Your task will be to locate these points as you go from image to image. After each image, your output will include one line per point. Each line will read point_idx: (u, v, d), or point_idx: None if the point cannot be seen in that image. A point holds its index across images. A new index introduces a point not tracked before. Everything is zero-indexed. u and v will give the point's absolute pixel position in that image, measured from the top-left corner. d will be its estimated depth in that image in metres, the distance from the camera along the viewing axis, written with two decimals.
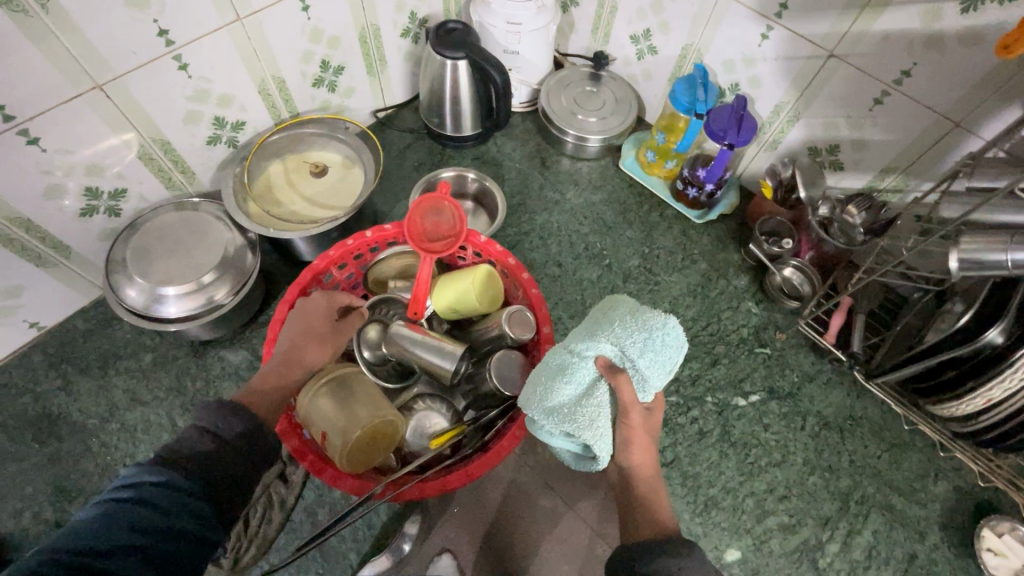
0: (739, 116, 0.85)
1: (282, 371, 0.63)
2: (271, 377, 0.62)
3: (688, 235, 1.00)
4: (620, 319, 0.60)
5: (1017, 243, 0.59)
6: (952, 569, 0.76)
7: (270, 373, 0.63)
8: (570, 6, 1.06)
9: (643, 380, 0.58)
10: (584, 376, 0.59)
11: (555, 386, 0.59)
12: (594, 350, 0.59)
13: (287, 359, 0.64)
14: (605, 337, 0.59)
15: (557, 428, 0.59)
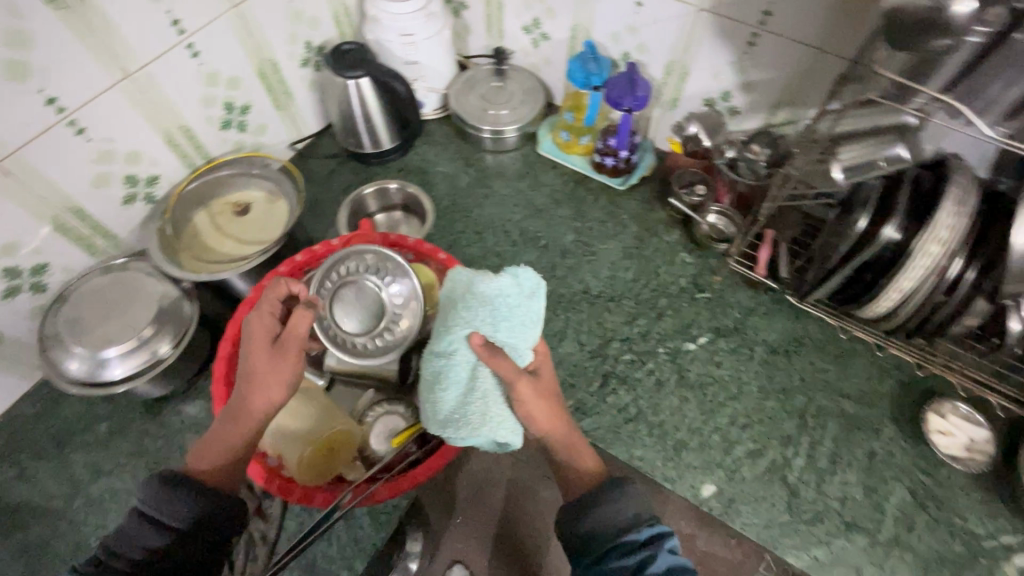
0: (631, 79, 0.90)
1: (231, 430, 0.62)
2: (221, 444, 0.61)
3: (615, 203, 1.05)
4: (464, 303, 0.63)
5: (887, 144, 0.64)
6: (911, 458, 0.81)
7: (222, 436, 0.61)
8: (461, 10, 1.10)
9: (511, 349, 0.62)
10: (461, 373, 0.62)
11: (440, 393, 0.63)
12: (457, 343, 0.62)
13: (236, 418, 0.62)
14: (459, 326, 0.62)
15: (458, 430, 0.63)
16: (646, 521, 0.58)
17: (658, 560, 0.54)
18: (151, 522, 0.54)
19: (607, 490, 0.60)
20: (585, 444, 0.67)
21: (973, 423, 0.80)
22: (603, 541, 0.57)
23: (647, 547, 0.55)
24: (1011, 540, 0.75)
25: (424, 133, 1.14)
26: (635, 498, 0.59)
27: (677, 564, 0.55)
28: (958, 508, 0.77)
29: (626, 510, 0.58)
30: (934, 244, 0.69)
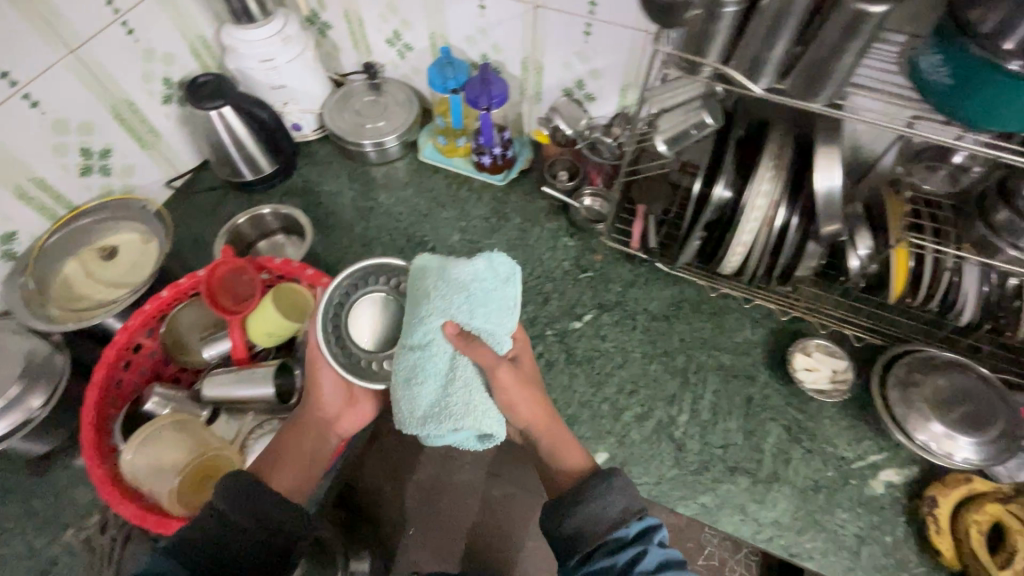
0: (485, 80, 0.95)
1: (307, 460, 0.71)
2: (304, 466, 0.70)
3: (497, 199, 1.09)
4: (433, 291, 0.63)
5: (696, 111, 0.69)
6: (784, 397, 0.86)
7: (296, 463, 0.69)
8: (326, 31, 1.13)
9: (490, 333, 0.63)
10: (441, 363, 0.62)
11: (417, 387, 0.62)
12: (433, 330, 0.62)
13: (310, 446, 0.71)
14: (432, 313, 0.62)
15: (440, 426, 0.62)
16: (635, 514, 0.61)
17: (649, 555, 0.58)
18: (235, 512, 0.59)
19: (594, 488, 0.63)
20: (566, 433, 0.72)
21: (833, 356, 0.87)
22: (592, 539, 0.60)
23: (637, 542, 0.59)
24: (877, 458, 0.81)
25: (306, 154, 1.15)
26: (623, 491, 0.63)
27: (669, 554, 0.59)
28: (828, 436, 0.83)
29: (611, 508, 0.62)
30: (760, 196, 0.75)
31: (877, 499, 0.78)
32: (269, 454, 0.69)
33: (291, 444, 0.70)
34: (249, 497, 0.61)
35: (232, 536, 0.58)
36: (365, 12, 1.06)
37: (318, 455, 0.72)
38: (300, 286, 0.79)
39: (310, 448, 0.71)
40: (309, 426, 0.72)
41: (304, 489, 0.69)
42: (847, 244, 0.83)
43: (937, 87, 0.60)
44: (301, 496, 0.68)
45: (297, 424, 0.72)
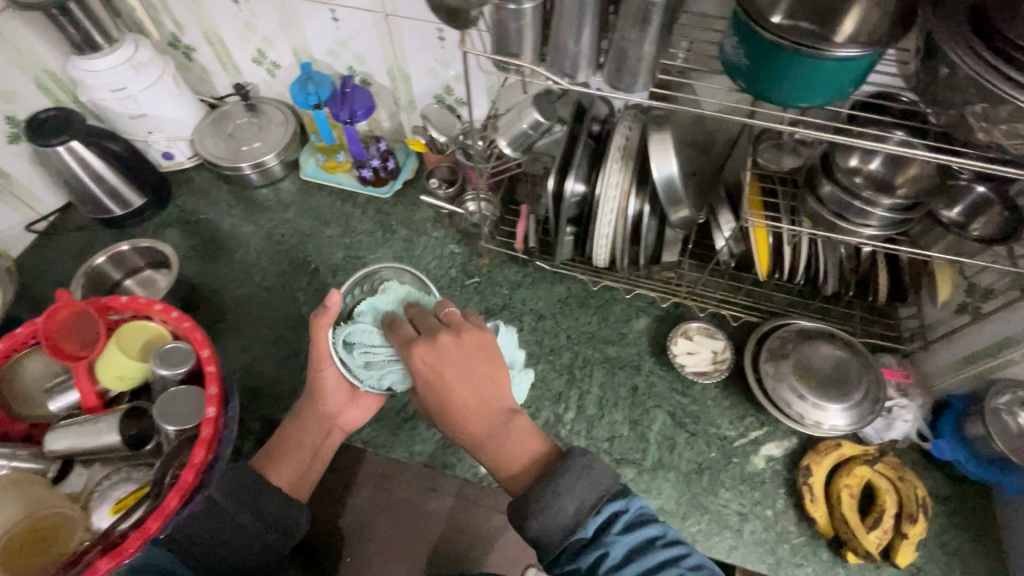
0: (346, 94, 0.93)
1: (303, 457, 0.74)
2: (296, 460, 0.74)
3: (383, 211, 1.07)
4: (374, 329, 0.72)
5: (530, 109, 0.69)
6: (669, 383, 0.87)
7: (292, 462, 0.73)
8: (191, 54, 1.09)
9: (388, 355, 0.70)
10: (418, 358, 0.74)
11: None
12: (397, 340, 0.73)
13: (310, 442, 0.75)
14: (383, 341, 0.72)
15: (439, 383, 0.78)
16: (592, 508, 0.54)
17: (612, 552, 0.51)
18: (238, 507, 0.64)
19: (543, 491, 0.55)
20: (519, 441, 0.62)
21: (712, 336, 0.88)
22: (552, 546, 0.54)
23: (600, 540, 0.52)
24: (758, 434, 0.82)
25: (184, 183, 1.11)
26: (576, 488, 0.55)
27: (636, 539, 0.52)
28: (711, 418, 0.84)
29: (567, 509, 0.54)
30: (611, 188, 0.76)
31: (758, 474, 0.79)
32: (273, 448, 0.74)
33: (293, 439, 0.74)
34: (248, 492, 0.65)
35: (229, 530, 0.63)
36: (224, 32, 1.02)
37: (321, 449, 0.76)
38: (149, 322, 0.75)
39: (313, 445, 0.75)
40: (312, 418, 0.75)
41: (306, 483, 0.73)
42: (713, 225, 0.85)
43: (738, 67, 0.61)
44: (302, 492, 0.72)
45: (303, 416, 0.76)
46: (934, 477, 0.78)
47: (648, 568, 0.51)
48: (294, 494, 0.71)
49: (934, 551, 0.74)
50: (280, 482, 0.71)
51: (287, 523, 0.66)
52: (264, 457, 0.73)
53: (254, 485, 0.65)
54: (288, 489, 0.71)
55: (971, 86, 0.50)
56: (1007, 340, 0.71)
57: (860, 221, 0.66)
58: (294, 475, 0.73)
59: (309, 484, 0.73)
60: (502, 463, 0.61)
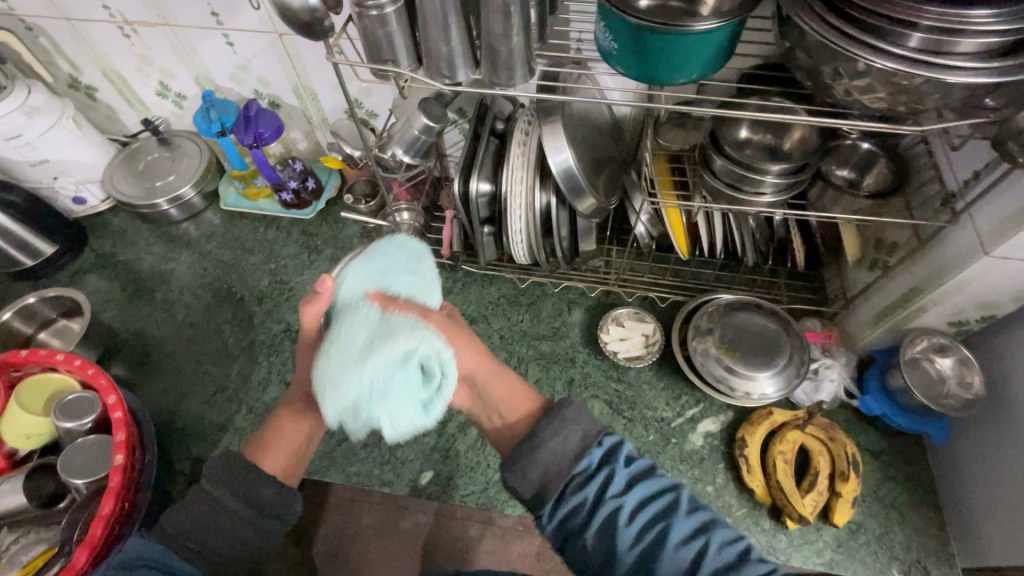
0: (250, 117, 0.92)
1: (299, 444, 0.63)
2: (293, 443, 0.62)
3: (308, 232, 1.05)
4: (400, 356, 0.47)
5: (418, 114, 0.68)
6: (604, 371, 0.87)
7: (286, 449, 0.62)
8: (92, 94, 1.06)
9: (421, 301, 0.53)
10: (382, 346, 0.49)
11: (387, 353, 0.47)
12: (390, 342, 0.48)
13: (305, 427, 0.63)
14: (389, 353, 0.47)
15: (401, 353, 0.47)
16: (596, 439, 0.51)
17: (614, 479, 0.49)
18: (224, 496, 0.52)
19: (541, 431, 0.52)
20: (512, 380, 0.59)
21: (642, 320, 0.88)
22: (555, 482, 0.50)
23: (603, 468, 0.49)
24: (695, 412, 0.82)
25: (99, 227, 1.08)
26: (577, 420, 0.52)
27: (635, 470, 0.50)
28: (647, 401, 0.84)
29: (569, 441, 0.51)
30: (516, 183, 0.75)
31: (697, 452, 0.80)
32: (258, 438, 0.62)
33: (285, 427, 0.62)
34: (239, 478, 0.53)
35: (223, 522, 0.51)
36: (122, 68, 1.00)
37: (313, 436, 0.65)
38: (54, 374, 0.72)
39: (308, 430, 0.64)
40: (301, 405, 0.63)
41: (297, 470, 0.63)
42: (629, 210, 0.86)
43: (613, 54, 0.61)
44: (294, 479, 0.62)
45: (290, 399, 0.63)
46: (868, 432, 0.79)
47: (650, 503, 0.47)
48: (289, 483, 0.61)
49: (871, 506, 0.75)
50: (274, 472, 0.60)
51: (288, 509, 0.54)
52: (249, 450, 0.61)
53: (246, 467, 0.54)
54: (283, 478, 0.61)
55: (822, 49, 0.51)
56: (913, 291, 0.71)
57: (755, 190, 0.67)
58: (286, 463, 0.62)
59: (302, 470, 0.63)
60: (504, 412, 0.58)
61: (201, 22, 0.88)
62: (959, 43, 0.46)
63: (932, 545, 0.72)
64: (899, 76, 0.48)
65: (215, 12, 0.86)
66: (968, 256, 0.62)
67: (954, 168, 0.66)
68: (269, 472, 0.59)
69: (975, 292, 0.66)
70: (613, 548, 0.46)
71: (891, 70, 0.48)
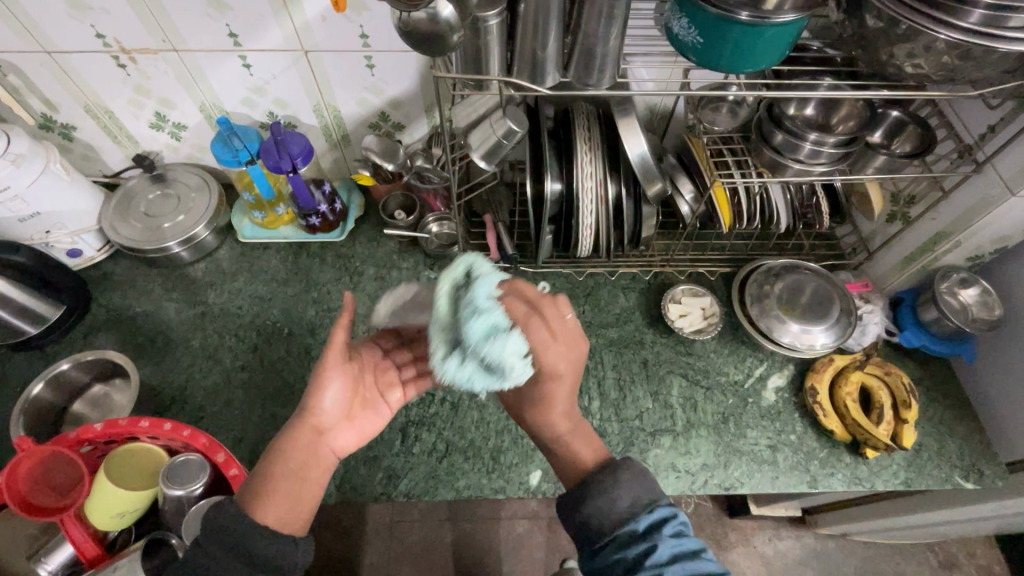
0: (280, 142, 0.86)
1: (298, 478, 0.58)
2: (292, 478, 0.57)
3: (343, 255, 1.01)
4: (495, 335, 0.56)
5: (499, 123, 0.69)
6: (672, 347, 0.92)
7: (283, 485, 0.57)
8: (71, 133, 0.96)
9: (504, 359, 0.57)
10: None
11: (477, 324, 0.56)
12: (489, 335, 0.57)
13: (305, 463, 0.58)
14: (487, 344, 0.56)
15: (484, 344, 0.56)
16: (646, 507, 0.58)
17: (659, 548, 0.54)
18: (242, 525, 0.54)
19: (601, 483, 0.59)
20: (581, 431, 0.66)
21: (698, 295, 0.94)
22: (605, 533, 0.57)
23: (649, 535, 0.56)
24: (762, 370, 0.89)
25: (101, 279, 0.98)
26: (632, 483, 0.59)
27: (681, 546, 0.55)
28: (717, 368, 0.90)
29: (619, 501, 0.58)
30: (587, 179, 0.78)
31: (773, 407, 0.86)
32: (258, 480, 0.58)
33: (280, 467, 0.57)
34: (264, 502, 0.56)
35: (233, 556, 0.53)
36: (112, 101, 0.91)
37: (316, 475, 0.59)
38: (137, 445, 0.66)
39: (302, 470, 0.58)
40: (301, 436, 0.59)
41: (301, 516, 0.57)
42: (673, 193, 0.91)
43: (692, 47, 0.65)
44: (296, 527, 0.56)
45: (290, 434, 0.59)
46: (908, 363, 0.90)
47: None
48: (285, 529, 0.55)
49: (926, 426, 0.85)
50: (266, 521, 0.55)
51: None
52: (247, 492, 0.57)
53: None
54: (276, 523, 0.55)
55: (896, 28, 0.58)
56: (941, 234, 0.81)
57: (813, 161, 0.74)
58: (287, 508, 0.56)
59: (305, 517, 0.57)
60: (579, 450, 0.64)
61: (214, 45, 0.82)
62: (1010, 18, 0.53)
63: (980, 450, 0.84)
64: (965, 49, 0.56)
65: (232, 32, 0.80)
66: (995, 199, 0.73)
67: (969, 125, 0.76)
68: (261, 518, 0.55)
69: (996, 229, 0.77)
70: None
71: (955, 40, 0.55)
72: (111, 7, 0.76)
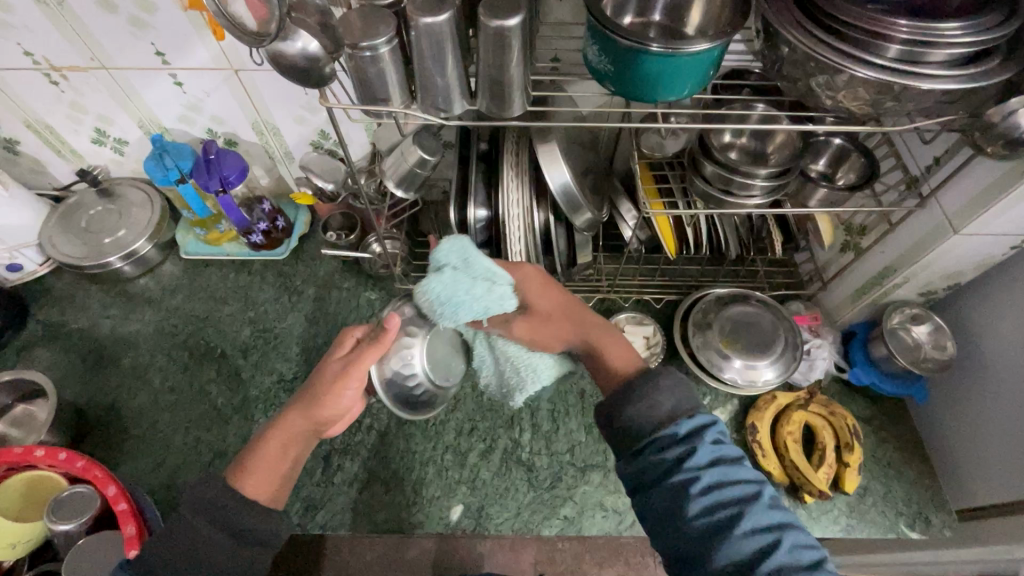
0: (211, 161, 0.85)
1: (289, 463, 0.57)
2: (286, 461, 0.57)
3: (285, 273, 1.00)
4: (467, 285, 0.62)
5: (412, 150, 0.67)
6: None
7: (278, 459, 0.56)
8: (14, 148, 0.95)
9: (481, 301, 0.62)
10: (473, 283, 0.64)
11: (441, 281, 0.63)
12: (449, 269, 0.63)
13: (300, 445, 0.58)
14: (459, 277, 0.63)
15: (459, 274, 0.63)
16: (685, 412, 0.51)
17: (699, 452, 0.48)
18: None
19: (641, 384, 0.53)
20: (605, 337, 0.62)
21: (642, 324, 0.90)
22: (640, 437, 0.51)
23: (691, 438, 0.49)
24: (703, 405, 0.86)
25: (41, 293, 0.97)
26: (674, 390, 0.53)
27: (721, 452, 0.49)
28: None
29: (659, 407, 0.51)
30: (513, 206, 0.75)
31: None
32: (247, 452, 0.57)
33: (274, 448, 0.56)
34: None
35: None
36: (50, 117, 0.90)
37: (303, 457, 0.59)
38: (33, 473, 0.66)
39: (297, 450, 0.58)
40: (307, 421, 0.57)
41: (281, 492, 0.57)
42: (616, 216, 0.87)
43: (606, 74, 0.61)
44: (278, 501, 0.56)
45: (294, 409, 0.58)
46: (859, 402, 0.86)
47: (729, 486, 0.47)
48: (275, 506, 0.55)
49: (873, 470, 0.81)
50: (252, 496, 0.53)
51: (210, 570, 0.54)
52: (238, 461, 0.56)
53: None
54: (268, 500, 0.54)
55: (811, 61, 0.54)
56: (890, 269, 0.77)
57: (745, 194, 0.70)
58: (273, 481, 0.56)
59: (285, 496, 0.57)
60: (606, 357, 0.60)
61: (143, 63, 0.81)
62: (930, 53, 0.50)
63: (928, 498, 0.79)
64: (881, 85, 0.52)
65: (159, 50, 0.79)
66: (939, 235, 0.68)
67: (918, 157, 0.72)
68: (251, 495, 0.53)
69: (944, 266, 0.73)
70: (681, 509, 0.46)
71: (873, 77, 0.51)
72: (34, 25, 0.75)
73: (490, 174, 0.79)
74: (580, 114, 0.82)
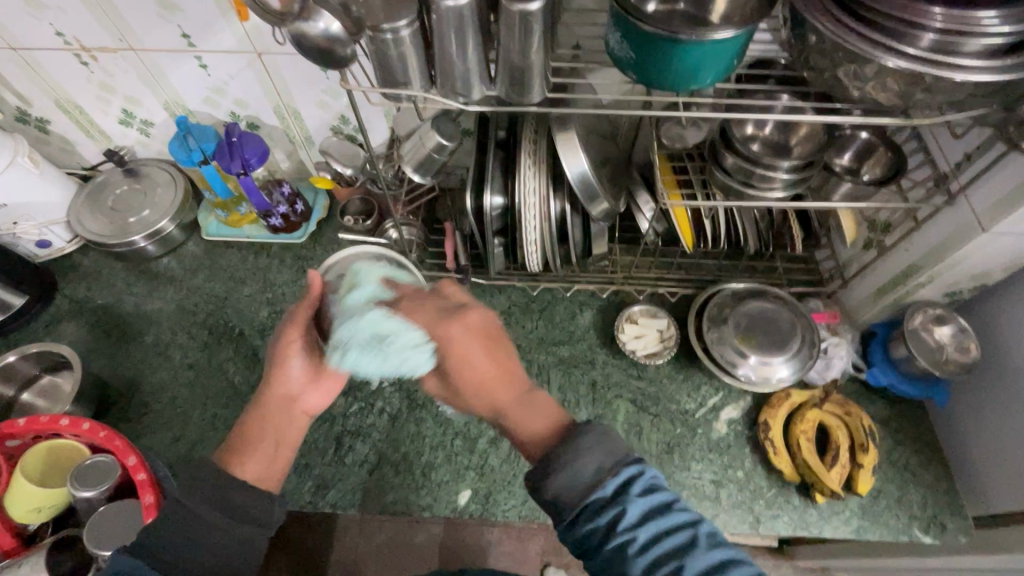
0: (233, 143, 0.86)
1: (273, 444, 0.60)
2: (269, 445, 0.59)
3: (302, 256, 1.01)
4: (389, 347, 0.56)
5: (428, 136, 0.67)
6: (623, 369, 0.88)
7: (258, 446, 0.59)
8: (45, 127, 0.98)
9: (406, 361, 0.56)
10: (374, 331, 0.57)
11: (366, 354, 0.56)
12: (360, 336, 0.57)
13: (280, 425, 0.61)
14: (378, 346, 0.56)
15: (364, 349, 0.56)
16: (611, 470, 0.48)
17: (628, 511, 0.46)
18: None
19: (565, 452, 0.49)
20: (528, 397, 0.56)
21: (655, 317, 0.90)
22: (567, 505, 0.48)
23: (616, 501, 0.47)
24: (716, 400, 0.85)
25: (69, 270, 1.00)
26: (595, 450, 0.49)
27: (652, 506, 0.47)
28: (668, 395, 0.86)
29: (584, 470, 0.48)
30: (529, 195, 0.75)
31: (723, 439, 0.82)
32: (230, 445, 0.59)
33: (256, 431, 0.60)
34: None
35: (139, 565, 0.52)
36: (80, 97, 0.92)
37: (288, 435, 0.62)
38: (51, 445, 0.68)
39: (278, 428, 0.61)
40: (273, 401, 0.61)
41: (275, 474, 0.59)
42: (634, 208, 0.87)
43: (627, 61, 0.60)
44: (272, 484, 0.58)
45: (259, 401, 0.61)
46: (877, 403, 0.84)
47: (667, 537, 0.46)
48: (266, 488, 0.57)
49: (889, 472, 0.79)
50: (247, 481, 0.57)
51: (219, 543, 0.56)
52: (222, 455, 0.58)
53: None
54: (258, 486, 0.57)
55: (839, 51, 0.53)
56: (914, 267, 0.75)
57: (767, 186, 0.69)
58: (262, 466, 0.58)
59: (280, 475, 0.59)
60: (522, 427, 0.54)
61: (169, 45, 0.82)
62: (964, 44, 0.48)
63: (947, 502, 0.77)
64: (912, 76, 0.50)
65: (185, 33, 0.80)
66: (967, 234, 0.66)
67: (947, 153, 0.70)
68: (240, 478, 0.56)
69: (972, 266, 0.71)
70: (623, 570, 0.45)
71: (902, 68, 0.50)
72: (65, 6, 0.77)
73: (506, 161, 0.79)
74: (599, 103, 0.81)
